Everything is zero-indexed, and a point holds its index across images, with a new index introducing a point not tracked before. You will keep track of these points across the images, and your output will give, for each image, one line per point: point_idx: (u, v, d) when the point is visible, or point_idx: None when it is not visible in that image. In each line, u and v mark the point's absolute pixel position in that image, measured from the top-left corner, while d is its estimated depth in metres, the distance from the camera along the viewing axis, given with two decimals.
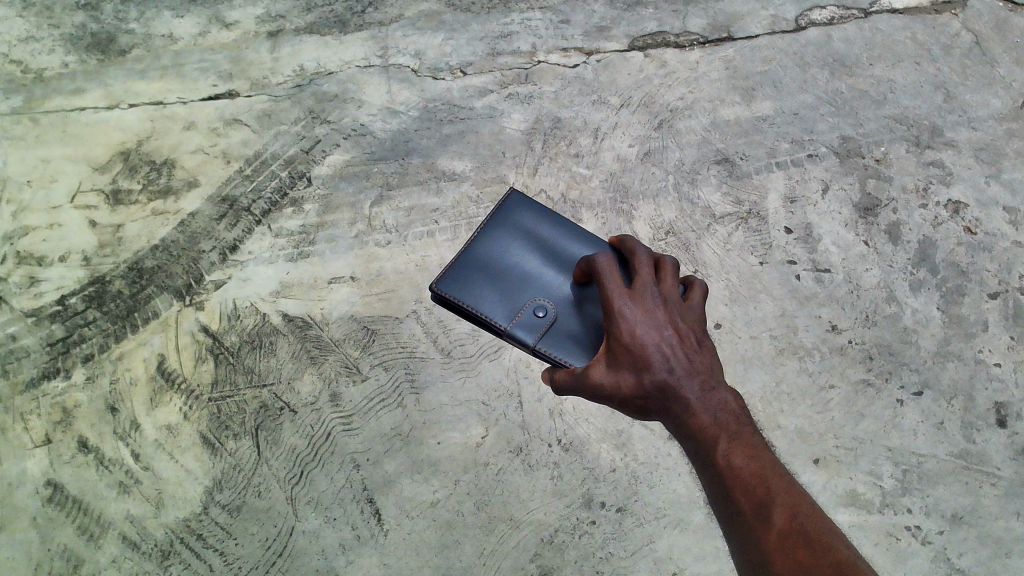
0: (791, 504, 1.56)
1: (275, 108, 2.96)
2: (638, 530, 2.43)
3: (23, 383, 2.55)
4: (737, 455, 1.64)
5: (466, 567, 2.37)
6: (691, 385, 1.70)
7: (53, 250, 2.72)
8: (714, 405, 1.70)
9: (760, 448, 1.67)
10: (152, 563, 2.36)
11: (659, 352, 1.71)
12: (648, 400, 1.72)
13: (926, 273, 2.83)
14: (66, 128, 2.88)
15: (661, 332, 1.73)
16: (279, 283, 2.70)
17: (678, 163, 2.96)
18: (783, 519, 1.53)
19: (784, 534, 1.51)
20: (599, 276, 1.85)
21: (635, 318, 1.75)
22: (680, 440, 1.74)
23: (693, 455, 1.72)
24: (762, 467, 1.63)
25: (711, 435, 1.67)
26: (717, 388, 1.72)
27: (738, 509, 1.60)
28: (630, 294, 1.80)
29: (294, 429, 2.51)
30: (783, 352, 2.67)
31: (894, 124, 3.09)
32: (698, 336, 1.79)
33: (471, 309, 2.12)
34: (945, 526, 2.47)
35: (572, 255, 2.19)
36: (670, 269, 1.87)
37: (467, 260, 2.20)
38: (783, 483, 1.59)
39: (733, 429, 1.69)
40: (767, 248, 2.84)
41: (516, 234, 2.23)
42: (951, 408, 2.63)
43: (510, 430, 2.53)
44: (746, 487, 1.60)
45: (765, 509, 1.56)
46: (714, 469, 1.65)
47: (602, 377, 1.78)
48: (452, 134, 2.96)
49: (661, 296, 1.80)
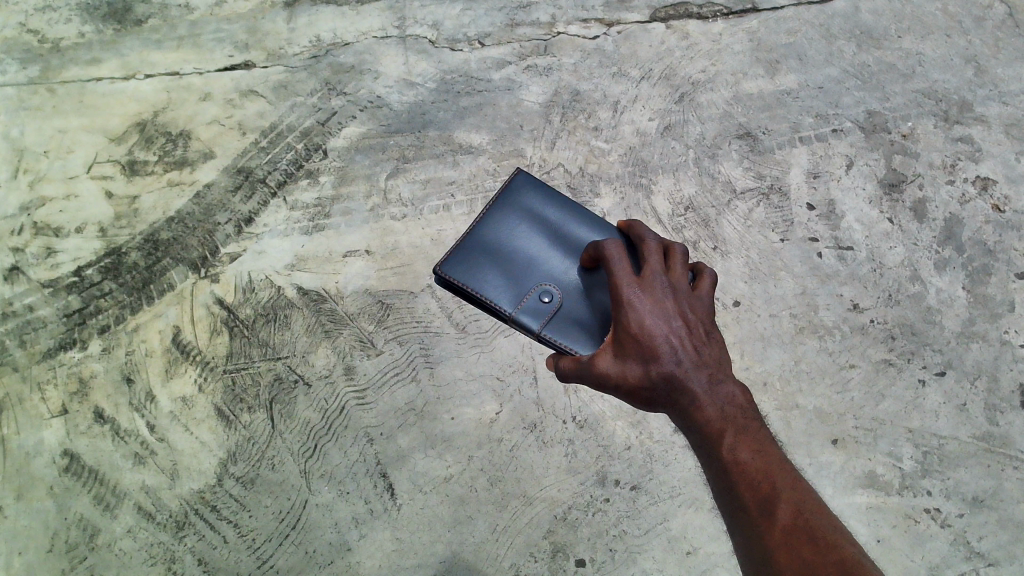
0: (795, 501, 1.55)
1: (291, 79, 2.93)
2: (653, 508, 2.42)
3: (40, 353, 2.56)
4: (743, 450, 1.62)
5: (479, 543, 2.36)
6: (699, 378, 1.68)
7: (69, 221, 2.72)
8: (721, 398, 1.68)
9: (766, 442, 1.65)
10: (167, 533, 2.37)
11: (668, 344, 1.69)
12: (654, 392, 1.70)
13: (952, 251, 2.77)
14: (83, 98, 2.87)
15: (670, 323, 1.71)
16: (294, 256, 2.69)
17: (699, 137, 2.91)
18: (787, 516, 1.52)
19: (789, 530, 1.50)
20: (607, 264, 1.82)
21: (644, 309, 1.72)
22: (685, 434, 1.72)
23: (698, 449, 1.69)
24: (768, 462, 1.62)
25: (718, 429, 1.65)
26: (725, 381, 1.70)
27: (742, 505, 1.57)
28: (639, 283, 1.77)
29: (308, 402, 2.51)
30: (803, 331, 2.63)
31: (923, 98, 3.01)
32: (706, 327, 1.77)
33: (476, 294, 2.11)
34: (965, 509, 2.44)
35: (580, 238, 2.16)
36: (678, 258, 1.85)
37: (472, 243, 2.18)
38: (787, 479, 1.59)
39: (741, 423, 1.66)
40: (789, 224, 2.79)
41: (523, 216, 2.20)
42: (974, 389, 2.59)
43: (524, 406, 2.51)
44: (751, 482, 1.58)
45: (770, 504, 1.54)
46: (718, 463, 1.62)
47: (608, 367, 1.76)
48: (470, 107, 2.92)
49: (669, 286, 1.77)
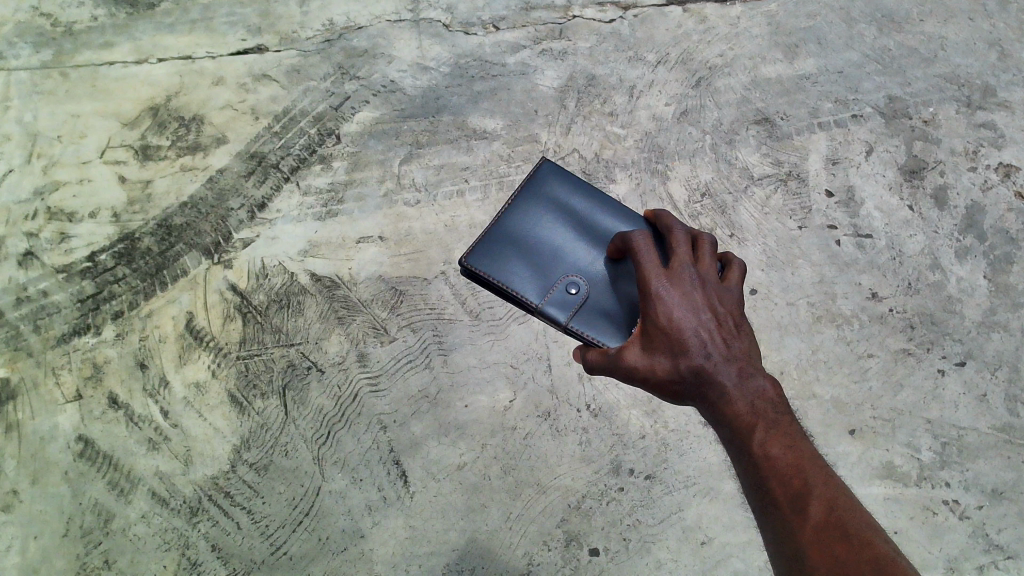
0: (829, 497, 1.52)
1: (304, 63, 2.91)
2: (667, 498, 2.40)
3: (54, 338, 2.56)
4: (773, 445, 1.60)
5: (493, 532, 2.36)
6: (728, 371, 1.67)
7: (83, 206, 2.71)
8: (751, 391, 1.67)
9: (799, 438, 1.63)
10: (181, 519, 2.38)
11: (696, 337, 1.68)
12: (683, 385, 1.69)
13: (973, 240, 2.73)
14: (96, 83, 2.85)
15: (699, 316, 1.70)
16: (308, 242, 2.68)
17: (716, 123, 2.87)
18: (820, 512, 1.50)
19: (822, 527, 1.48)
20: (635, 256, 1.82)
21: (672, 301, 1.71)
22: (714, 428, 1.71)
23: (728, 444, 1.68)
24: (800, 457, 1.60)
25: (747, 422, 1.63)
26: (755, 375, 1.69)
27: (773, 501, 1.56)
28: (667, 275, 1.76)
29: (321, 389, 2.50)
30: (821, 319, 2.60)
31: (945, 83, 2.96)
32: (736, 320, 1.75)
33: (502, 286, 2.09)
34: (984, 501, 2.41)
35: (606, 230, 2.14)
36: (707, 250, 1.83)
37: (497, 234, 2.16)
38: (820, 475, 1.56)
39: (772, 418, 1.65)
40: (807, 211, 2.75)
41: (548, 208, 2.18)
42: (994, 379, 2.55)
43: (538, 394, 2.50)
44: (782, 477, 1.56)
45: (802, 500, 1.52)
46: (748, 457, 1.61)
47: (636, 360, 1.75)
48: (484, 91, 2.89)
49: (698, 278, 1.76)
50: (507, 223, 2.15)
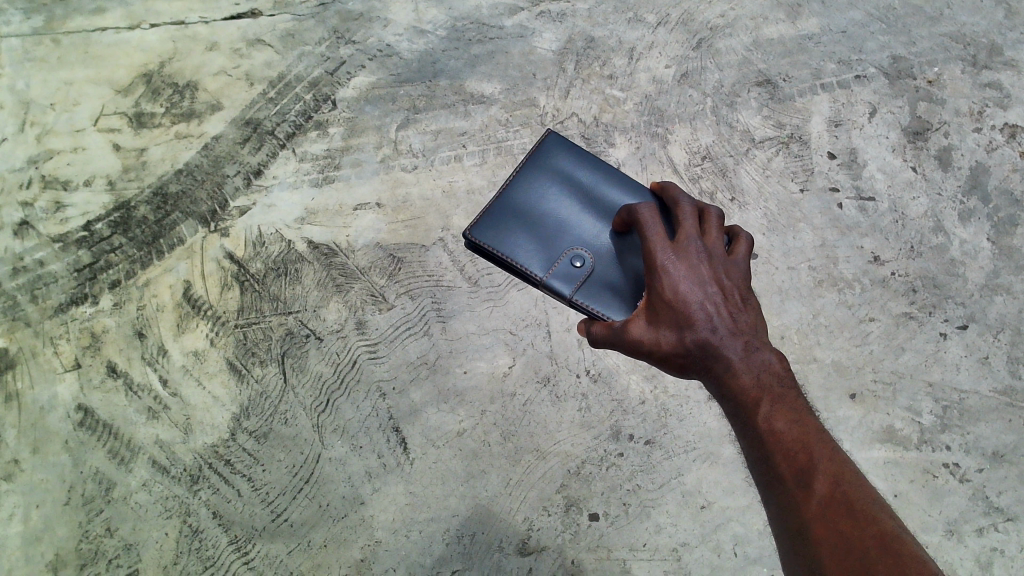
0: (834, 472, 1.51)
1: (298, 28, 2.87)
2: (667, 463, 2.40)
3: (52, 308, 2.55)
4: (779, 419, 1.59)
5: (492, 498, 2.36)
6: (734, 345, 1.66)
7: (77, 174, 2.68)
8: (757, 365, 1.66)
9: (804, 412, 1.62)
10: (182, 487, 2.38)
11: (702, 310, 1.67)
12: (688, 359, 1.68)
13: (977, 202, 2.70)
14: (88, 49, 2.81)
15: (705, 289, 1.69)
16: (304, 209, 2.65)
17: (717, 85, 2.83)
18: (824, 487, 1.49)
19: (826, 502, 1.47)
20: (641, 228, 1.80)
21: (678, 274, 1.70)
22: (719, 401, 1.70)
23: (733, 418, 1.67)
24: (805, 432, 1.58)
25: (753, 397, 1.63)
26: (761, 349, 1.68)
27: (778, 475, 1.55)
28: (674, 248, 1.74)
29: (320, 356, 2.49)
30: (822, 283, 2.57)
31: (950, 42, 2.91)
32: (743, 294, 1.74)
33: (506, 258, 2.07)
34: (984, 464, 2.41)
35: (612, 201, 2.11)
36: (714, 223, 1.81)
37: (502, 206, 2.13)
38: (825, 449, 1.55)
39: (777, 391, 1.63)
40: (809, 174, 2.72)
41: (553, 179, 2.15)
42: (996, 343, 2.54)
43: (537, 360, 2.49)
44: (787, 452, 1.55)
45: (807, 475, 1.51)
46: (754, 432, 1.61)
47: (641, 333, 1.74)
48: (481, 55, 2.85)
49: (704, 252, 1.75)
50: (511, 196, 2.13)
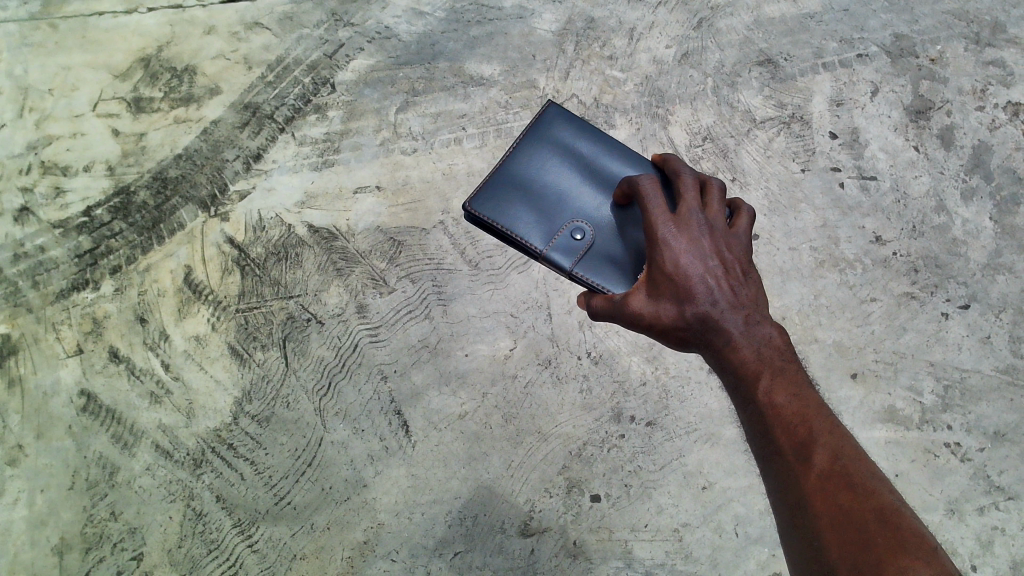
0: (833, 446, 1.52)
1: (296, 10, 2.85)
2: (668, 444, 2.40)
3: (53, 294, 2.55)
4: (779, 393, 1.60)
5: (494, 479, 2.37)
6: (734, 319, 1.66)
7: (77, 160, 2.68)
8: (757, 339, 1.66)
9: (804, 387, 1.63)
10: (185, 470, 2.39)
11: (704, 284, 1.66)
12: (688, 332, 1.68)
13: (979, 180, 2.68)
14: (85, 34, 2.80)
15: (706, 263, 1.68)
16: (304, 193, 2.65)
17: (717, 65, 2.81)
18: (823, 460, 1.50)
19: (825, 475, 1.48)
20: (642, 200, 1.78)
21: (679, 247, 1.69)
22: (718, 374, 1.70)
23: (732, 392, 1.68)
24: (805, 406, 1.60)
25: (753, 370, 1.63)
26: (762, 323, 1.68)
27: (777, 449, 1.56)
28: (674, 220, 1.73)
29: (321, 340, 2.50)
30: (824, 264, 2.57)
31: (953, 19, 2.88)
32: (743, 267, 1.74)
33: (505, 231, 2.06)
34: (986, 443, 2.41)
35: (612, 174, 2.11)
36: (716, 194, 1.80)
37: (501, 178, 2.12)
38: (825, 424, 1.56)
39: (778, 365, 1.65)
40: (811, 154, 2.70)
41: (552, 151, 2.14)
42: (998, 322, 2.53)
43: (538, 342, 2.49)
44: (787, 426, 1.56)
45: (806, 449, 1.52)
46: (754, 406, 1.61)
47: (641, 307, 1.72)
48: (481, 36, 2.83)
49: (705, 224, 1.74)
50: (511, 167, 2.11)
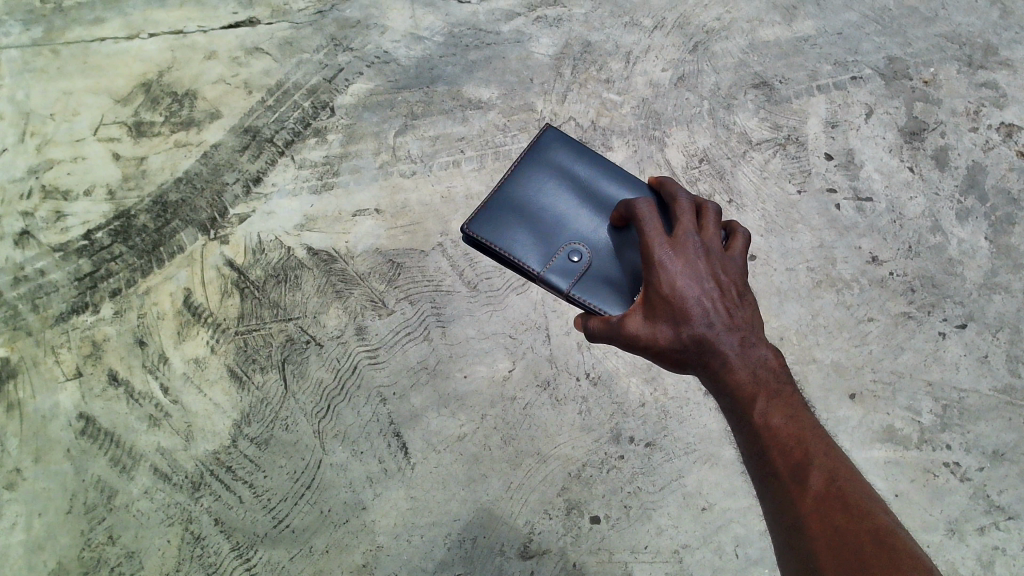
0: (829, 467, 1.53)
1: (296, 36, 2.88)
2: (668, 465, 2.40)
3: (53, 317, 2.56)
4: (775, 415, 1.61)
5: (493, 501, 2.36)
6: (730, 340, 1.66)
7: (78, 184, 2.69)
8: (753, 361, 1.66)
9: (800, 409, 1.64)
10: (183, 494, 2.38)
11: (700, 306, 1.66)
12: (684, 353, 1.68)
13: (974, 201, 2.70)
14: (87, 59, 2.83)
15: (703, 285, 1.69)
16: (304, 216, 2.66)
17: (713, 88, 2.84)
18: (819, 482, 1.51)
19: (820, 497, 1.49)
20: (639, 223, 1.79)
21: (676, 269, 1.69)
22: (715, 396, 1.71)
23: (729, 413, 1.68)
24: (801, 428, 1.60)
25: (749, 393, 1.63)
26: (758, 345, 1.68)
27: (774, 471, 1.57)
28: (671, 243, 1.73)
29: (320, 362, 2.50)
30: (821, 284, 2.58)
31: (946, 42, 2.92)
32: (739, 289, 1.74)
33: (503, 253, 2.07)
34: (985, 462, 2.41)
35: (609, 196, 2.12)
36: (711, 217, 1.82)
37: (499, 201, 2.13)
38: (821, 446, 1.56)
39: (773, 387, 1.65)
40: (806, 175, 2.72)
41: (551, 174, 2.16)
42: (995, 341, 2.54)
43: (537, 363, 2.49)
44: (783, 448, 1.57)
45: (802, 471, 1.53)
46: (751, 428, 1.62)
47: (638, 328, 1.74)
48: (479, 60, 2.86)
49: (701, 246, 1.74)
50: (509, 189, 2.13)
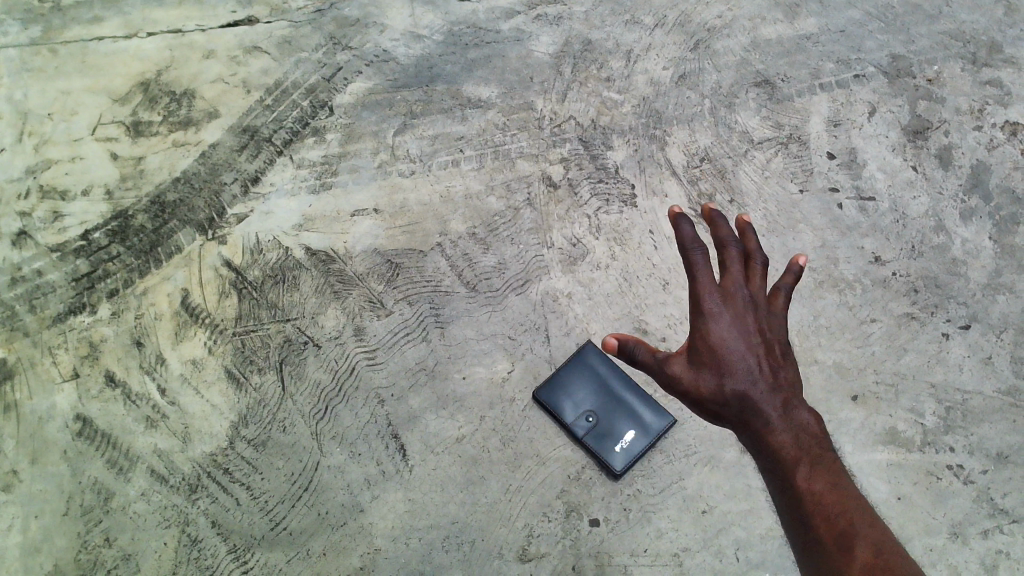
0: (876, 540, 1.46)
1: (294, 34, 2.88)
2: (667, 467, 2.37)
3: (50, 318, 2.54)
4: (818, 480, 1.55)
5: (492, 503, 2.33)
6: (774, 401, 1.61)
7: (75, 184, 2.68)
8: (796, 424, 1.61)
9: (844, 477, 1.58)
10: (180, 496, 2.36)
11: (745, 361, 1.63)
12: (729, 411, 1.64)
13: (978, 200, 2.67)
14: (85, 58, 2.82)
15: (749, 340, 1.65)
16: (302, 216, 2.65)
17: (715, 86, 2.82)
18: (866, 553, 1.44)
19: (868, 566, 1.42)
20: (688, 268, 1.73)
21: (724, 322, 1.65)
22: (754, 455, 1.65)
23: (768, 476, 1.62)
24: (842, 495, 1.54)
25: (792, 457, 1.58)
26: (800, 408, 1.63)
27: (816, 539, 1.50)
28: (721, 293, 1.69)
29: (318, 364, 2.48)
30: (823, 284, 2.56)
31: (950, 40, 2.89)
32: (785, 349, 1.69)
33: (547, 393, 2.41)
34: (989, 465, 2.37)
35: (624, 434, 2.38)
36: (760, 260, 1.74)
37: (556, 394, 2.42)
38: (865, 516, 1.50)
39: (816, 454, 1.59)
40: (808, 174, 2.70)
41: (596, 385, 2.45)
42: (999, 342, 2.51)
43: (536, 364, 2.48)
44: (827, 514, 1.51)
45: (846, 539, 1.46)
46: (791, 492, 1.55)
47: (681, 372, 1.69)
48: (478, 59, 2.85)
49: (749, 296, 1.70)
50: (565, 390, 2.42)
